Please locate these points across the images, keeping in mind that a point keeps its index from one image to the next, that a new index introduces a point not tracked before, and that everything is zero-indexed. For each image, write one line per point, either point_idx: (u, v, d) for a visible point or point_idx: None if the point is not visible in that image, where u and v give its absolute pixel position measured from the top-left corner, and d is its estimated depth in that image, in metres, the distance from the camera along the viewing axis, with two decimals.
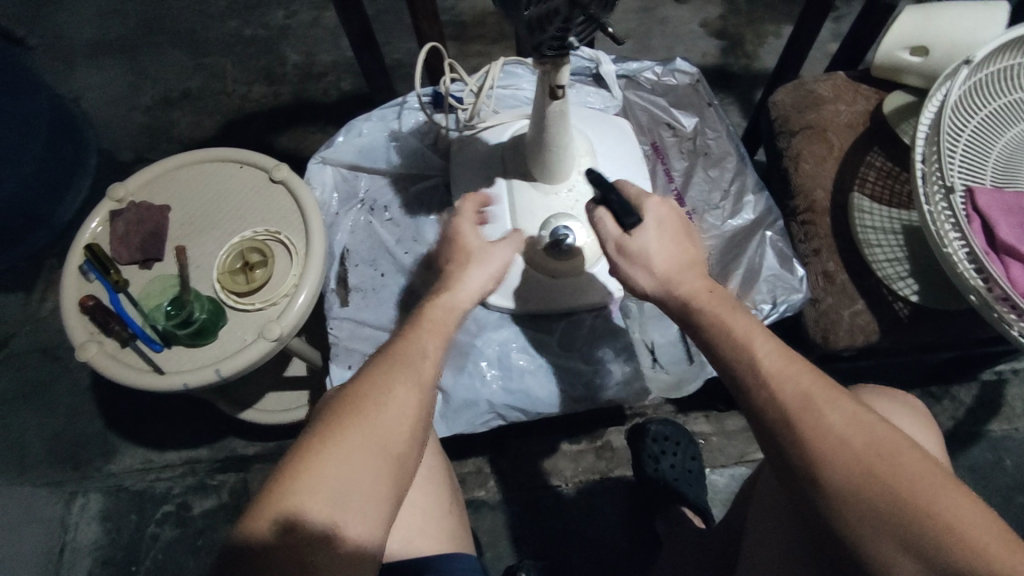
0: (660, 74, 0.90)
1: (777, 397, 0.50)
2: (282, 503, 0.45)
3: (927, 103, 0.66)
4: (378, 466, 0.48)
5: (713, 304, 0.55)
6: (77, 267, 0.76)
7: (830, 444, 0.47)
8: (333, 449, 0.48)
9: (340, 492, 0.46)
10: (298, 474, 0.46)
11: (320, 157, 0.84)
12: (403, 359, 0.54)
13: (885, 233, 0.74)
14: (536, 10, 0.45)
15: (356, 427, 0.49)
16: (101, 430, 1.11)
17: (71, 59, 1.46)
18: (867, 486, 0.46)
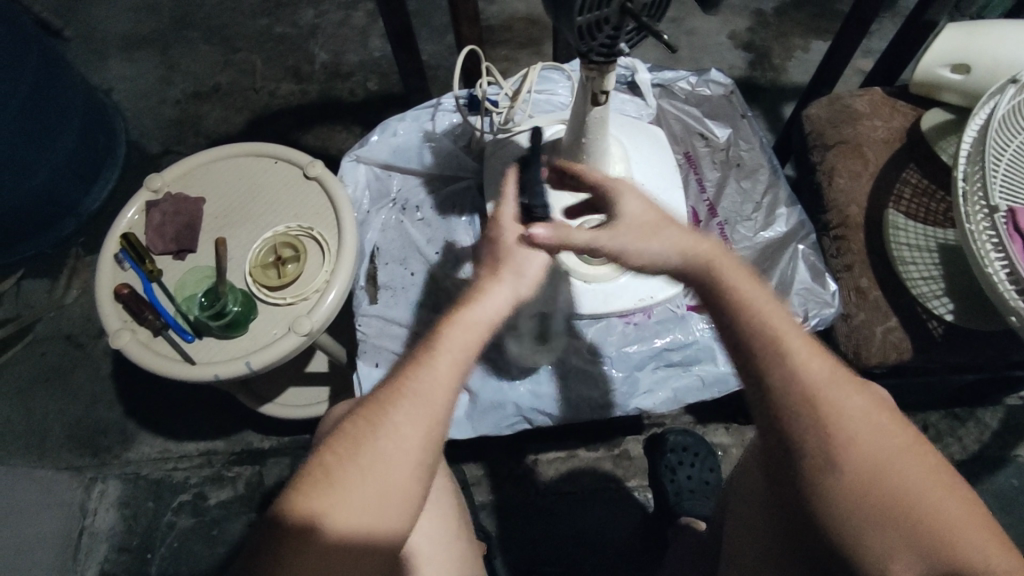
0: (694, 85, 0.90)
1: (799, 379, 0.49)
2: (297, 503, 0.46)
3: (971, 118, 0.67)
4: (394, 492, 0.48)
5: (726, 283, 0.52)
6: (113, 255, 0.77)
7: (839, 441, 0.48)
8: (353, 473, 0.47)
9: (359, 513, 0.47)
10: (320, 495, 0.46)
11: (354, 155, 0.85)
12: (420, 370, 0.51)
13: (921, 251, 0.74)
14: (591, 17, 0.46)
15: (373, 449, 0.48)
16: (121, 418, 1.11)
17: (104, 51, 1.48)
18: (875, 485, 0.47)
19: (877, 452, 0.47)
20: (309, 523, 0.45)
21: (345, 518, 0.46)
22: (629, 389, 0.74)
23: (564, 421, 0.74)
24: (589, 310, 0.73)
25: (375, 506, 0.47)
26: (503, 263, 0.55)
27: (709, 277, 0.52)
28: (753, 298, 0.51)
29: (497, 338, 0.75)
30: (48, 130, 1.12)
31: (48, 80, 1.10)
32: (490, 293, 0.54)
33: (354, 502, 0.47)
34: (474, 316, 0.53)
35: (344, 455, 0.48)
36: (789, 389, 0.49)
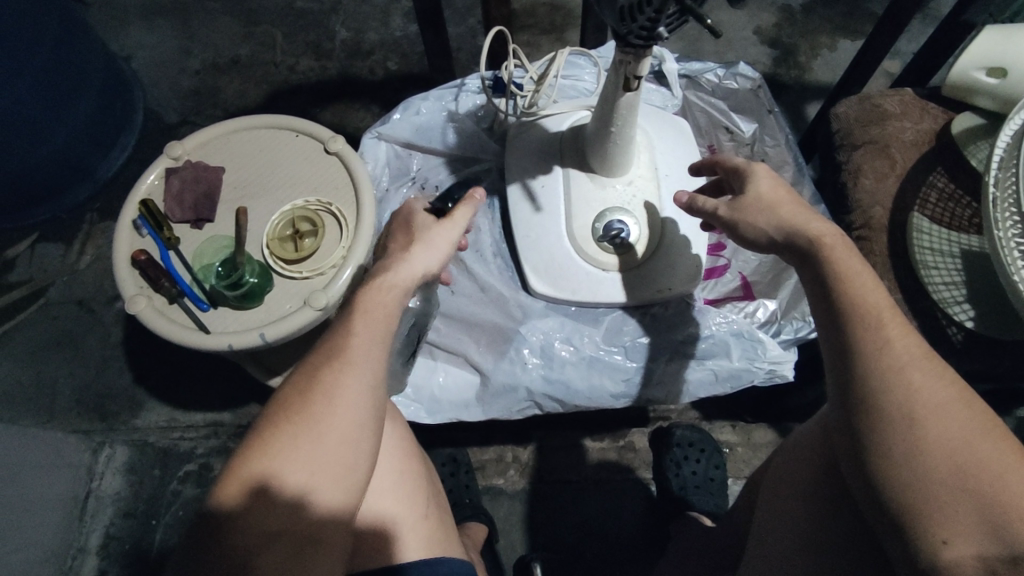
0: (722, 77, 0.87)
1: (881, 351, 0.50)
2: (250, 471, 0.48)
3: (1005, 123, 0.66)
4: (330, 462, 0.50)
5: (828, 243, 0.55)
6: (131, 221, 0.77)
7: (922, 408, 0.47)
8: (283, 446, 0.49)
9: (292, 485, 0.49)
10: (248, 469, 0.48)
11: (376, 132, 0.83)
12: (356, 338, 0.54)
13: (944, 256, 0.73)
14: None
15: (298, 421, 0.50)
16: (130, 384, 1.12)
17: (126, 18, 1.48)
18: (946, 462, 0.46)
19: (950, 431, 0.47)
20: (238, 497, 0.48)
21: (274, 490, 0.48)
22: (643, 380, 0.73)
23: (574, 407, 0.73)
24: (606, 299, 0.72)
25: (307, 478, 0.49)
26: (417, 238, 0.62)
27: (814, 250, 0.55)
28: (852, 272, 0.53)
29: (513, 324, 0.75)
30: (67, 96, 1.11)
31: (70, 47, 1.09)
32: (404, 262, 0.60)
33: (285, 475, 0.49)
34: (390, 281, 0.58)
35: (270, 428, 0.50)
36: (872, 355, 0.50)
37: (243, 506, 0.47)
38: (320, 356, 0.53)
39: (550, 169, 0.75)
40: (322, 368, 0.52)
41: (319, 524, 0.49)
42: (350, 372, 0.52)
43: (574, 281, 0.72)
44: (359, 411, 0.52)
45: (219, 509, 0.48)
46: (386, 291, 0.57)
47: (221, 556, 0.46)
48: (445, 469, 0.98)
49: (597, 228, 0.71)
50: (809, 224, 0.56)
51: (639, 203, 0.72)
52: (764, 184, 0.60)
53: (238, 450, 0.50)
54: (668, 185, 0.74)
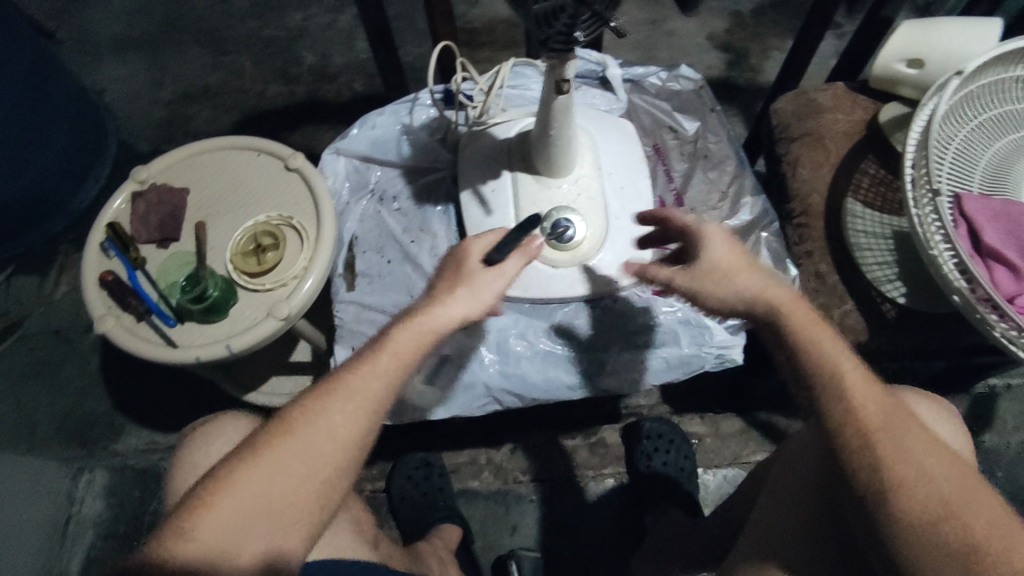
0: (665, 80, 0.92)
1: (859, 413, 0.53)
2: (223, 480, 0.53)
3: (918, 113, 0.68)
4: (292, 497, 0.53)
5: (804, 319, 0.57)
6: (98, 243, 0.79)
7: (896, 466, 0.51)
8: (256, 465, 0.53)
9: (240, 531, 0.51)
10: (220, 492, 0.52)
11: (334, 148, 0.87)
12: (354, 379, 0.56)
13: (876, 238, 0.76)
14: (547, 5, 0.49)
15: (269, 467, 0.53)
16: (109, 410, 1.13)
17: (97, 54, 1.52)
18: (936, 513, 0.49)
19: (934, 484, 0.50)
20: (195, 531, 0.51)
21: (224, 531, 0.51)
22: (597, 370, 0.76)
23: (534, 400, 0.76)
24: (557, 294, 0.75)
25: (260, 527, 0.52)
26: (463, 280, 0.60)
27: (776, 321, 0.57)
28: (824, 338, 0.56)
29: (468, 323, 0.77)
30: (39, 130, 1.14)
31: (39, 84, 1.12)
32: (445, 308, 0.59)
33: (238, 520, 0.52)
34: (422, 327, 0.58)
35: (248, 459, 0.54)
36: (845, 418, 0.53)
37: (193, 542, 0.50)
38: (316, 391, 0.56)
39: (498, 174, 0.78)
40: (308, 420, 0.55)
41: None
42: (329, 430, 0.54)
43: (525, 279, 0.75)
44: (325, 470, 0.54)
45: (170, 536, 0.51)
46: (402, 339, 0.57)
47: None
48: (419, 474, 1.01)
49: (544, 226, 0.74)
50: (765, 295, 0.58)
51: (584, 201, 0.75)
52: (716, 251, 0.59)
53: (208, 482, 0.53)
54: (612, 183, 0.78)
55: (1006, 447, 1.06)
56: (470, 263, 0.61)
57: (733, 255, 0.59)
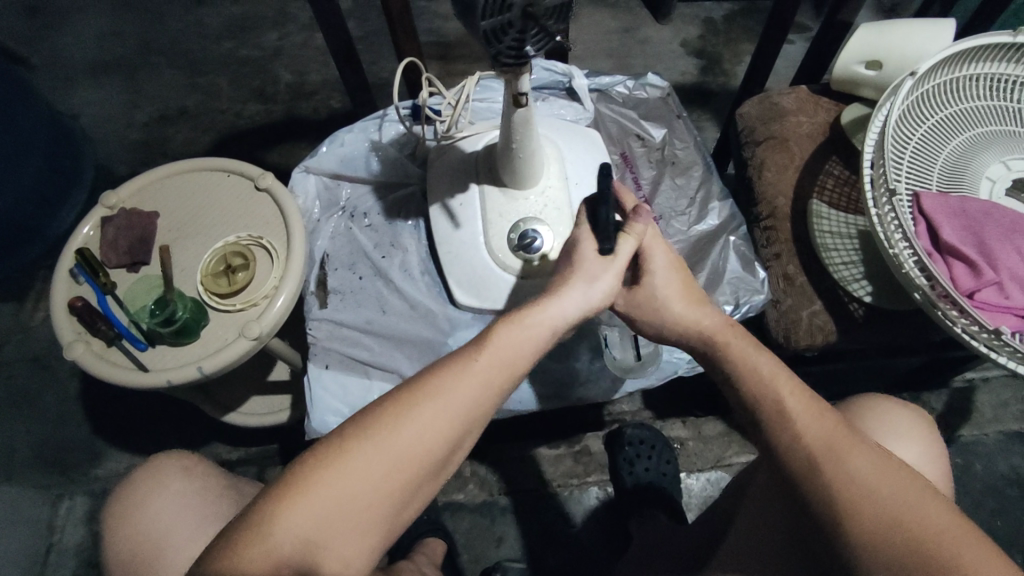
0: (632, 88, 0.93)
1: (800, 438, 0.54)
2: (306, 470, 0.51)
3: (871, 121, 0.68)
4: (372, 499, 0.51)
5: (737, 344, 0.59)
6: (67, 269, 0.79)
7: (856, 491, 0.51)
8: (343, 458, 0.51)
9: (325, 526, 0.50)
10: (304, 483, 0.50)
11: (303, 166, 0.86)
12: (450, 380, 0.54)
13: (841, 238, 0.77)
14: (495, 21, 0.49)
15: (363, 461, 0.51)
16: (89, 435, 1.12)
17: (73, 79, 1.52)
18: (891, 532, 0.49)
19: (887, 505, 0.50)
20: (278, 524, 0.49)
21: (310, 525, 0.49)
22: (569, 379, 0.78)
23: (507, 411, 0.77)
24: None
25: (347, 523, 0.50)
26: (576, 269, 0.60)
27: (710, 348, 0.60)
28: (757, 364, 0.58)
29: (440, 336, 0.79)
30: (13, 157, 1.14)
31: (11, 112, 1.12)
32: (562, 297, 0.59)
33: (325, 515, 0.50)
34: (534, 319, 0.58)
35: (334, 450, 0.51)
36: (788, 444, 0.54)
37: (275, 535, 0.48)
38: (407, 389, 0.54)
39: (465, 187, 0.79)
40: (408, 413, 0.53)
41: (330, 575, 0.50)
42: (428, 428, 0.53)
43: (493, 291, 0.76)
44: (417, 469, 0.52)
45: (250, 528, 0.48)
46: (513, 334, 0.56)
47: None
48: None
49: (512, 238, 0.75)
50: (696, 323, 0.61)
51: (551, 212, 0.76)
52: (659, 281, 0.62)
53: (292, 473, 0.51)
54: (578, 193, 0.78)
55: (985, 439, 1.06)
56: (584, 252, 0.61)
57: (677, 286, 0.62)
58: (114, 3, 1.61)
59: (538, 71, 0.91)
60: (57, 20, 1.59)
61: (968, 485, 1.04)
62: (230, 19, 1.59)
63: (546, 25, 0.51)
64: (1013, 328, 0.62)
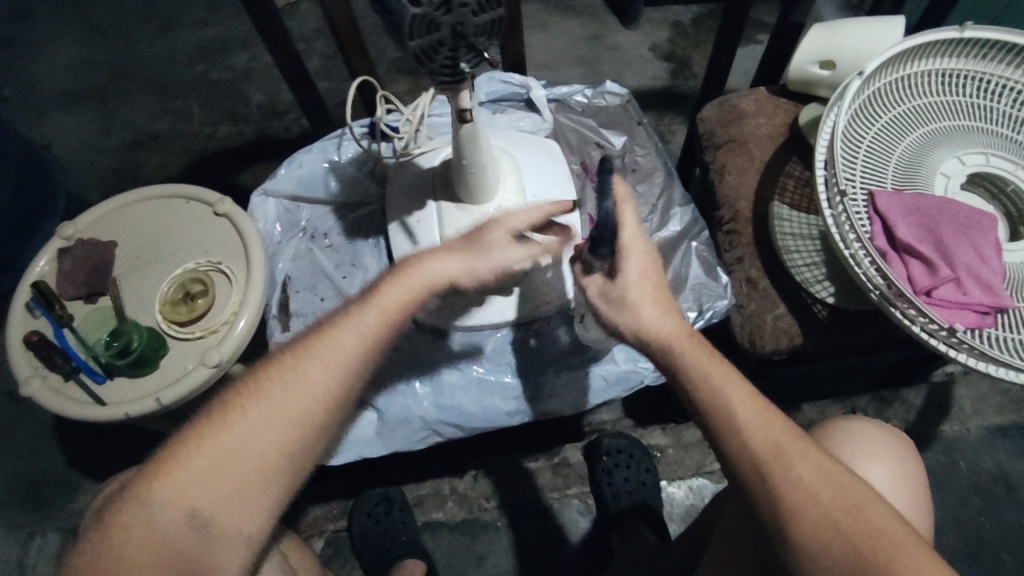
0: (591, 97, 0.93)
1: (749, 447, 0.53)
2: (190, 440, 0.52)
3: (823, 122, 0.67)
4: (255, 465, 0.52)
5: (692, 354, 0.56)
6: (24, 303, 0.78)
7: (802, 498, 0.51)
8: (223, 425, 0.52)
9: (208, 497, 0.51)
10: (188, 453, 0.52)
11: (263, 189, 0.86)
12: (327, 342, 0.55)
13: (804, 239, 0.77)
14: (423, 41, 0.49)
15: (241, 428, 0.52)
16: (64, 468, 1.11)
17: (43, 108, 1.52)
18: (837, 541, 0.49)
19: (832, 513, 0.50)
20: (156, 497, 0.50)
21: (192, 495, 0.51)
22: (533, 395, 0.78)
23: (474, 430, 0.78)
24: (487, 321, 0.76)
25: (230, 491, 0.51)
26: (471, 246, 0.61)
27: (665, 354, 0.57)
28: (706, 368, 0.55)
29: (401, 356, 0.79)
30: None
31: None
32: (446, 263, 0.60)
33: (208, 484, 0.51)
34: (420, 287, 0.58)
35: (216, 419, 0.53)
36: (737, 452, 0.53)
37: (161, 503, 0.50)
38: (287, 355, 0.56)
39: (424, 204, 0.78)
40: (280, 382, 0.54)
41: (218, 546, 0.51)
42: (302, 390, 0.54)
43: (453, 306, 0.77)
44: (297, 434, 0.53)
45: (132, 502, 0.50)
46: (389, 300, 0.57)
47: (118, 552, 0.48)
48: (379, 509, 0.99)
49: None
50: (656, 329, 0.57)
51: None
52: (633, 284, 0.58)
53: (176, 444, 0.52)
54: (536, 205, 0.78)
55: (967, 434, 1.06)
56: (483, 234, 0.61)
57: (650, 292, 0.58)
58: (84, 31, 1.60)
59: (496, 84, 0.91)
60: (26, 49, 1.58)
61: (950, 482, 1.03)
62: (199, 42, 1.58)
63: (478, 42, 0.50)
64: (971, 325, 0.62)
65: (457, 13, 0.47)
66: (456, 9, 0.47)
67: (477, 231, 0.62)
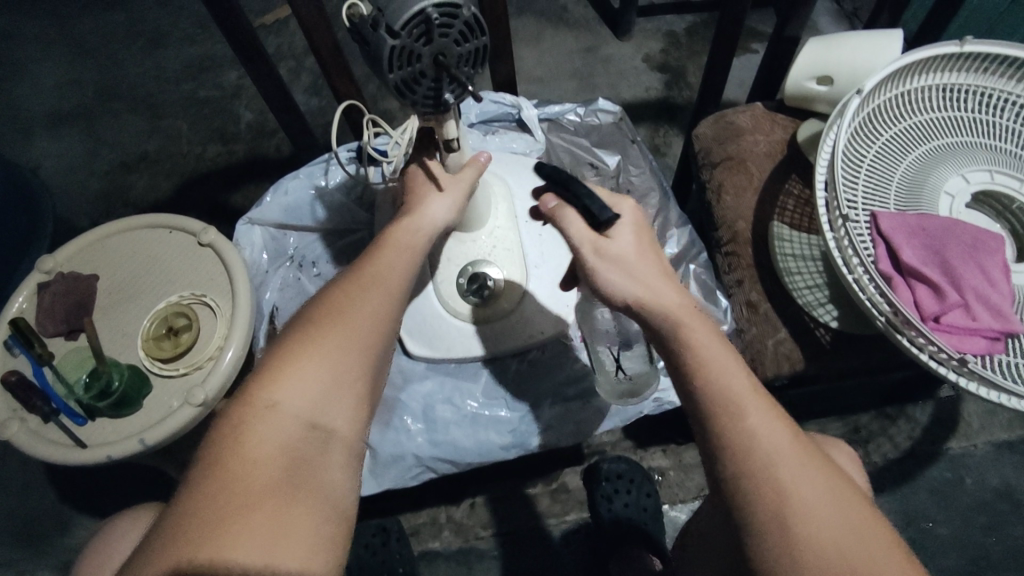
0: (583, 115, 0.91)
1: (751, 443, 0.48)
2: (280, 360, 0.49)
3: (819, 146, 0.65)
4: (349, 374, 0.50)
5: (686, 318, 0.51)
6: (2, 341, 0.75)
7: (793, 508, 0.46)
8: (304, 345, 0.50)
9: (319, 409, 0.48)
10: (281, 370, 0.49)
11: (247, 218, 0.84)
12: (388, 260, 0.55)
13: (804, 260, 0.74)
14: (404, 73, 0.47)
15: (340, 333, 0.50)
16: (52, 502, 1.08)
17: (31, 131, 1.49)
18: (825, 559, 0.45)
19: (825, 528, 0.46)
20: (264, 413, 0.47)
21: (307, 402, 0.48)
22: (529, 428, 0.77)
23: (469, 465, 0.77)
24: (482, 351, 0.76)
25: (342, 395, 0.49)
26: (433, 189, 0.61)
27: (668, 327, 0.51)
28: (714, 353, 0.50)
29: (393, 391, 0.78)
30: None
31: None
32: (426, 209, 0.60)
33: (319, 392, 0.49)
34: (421, 222, 0.59)
35: (299, 339, 0.50)
36: (736, 447, 0.48)
37: (268, 417, 0.47)
38: (344, 281, 0.54)
39: None
40: (348, 299, 0.52)
41: (332, 457, 0.48)
42: (375, 298, 0.53)
43: (442, 335, 0.76)
44: (390, 334, 0.53)
45: (245, 418, 0.47)
46: (412, 230, 0.58)
47: (241, 468, 0.45)
48: (374, 541, 0.96)
49: (462, 282, 0.74)
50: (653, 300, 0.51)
51: (500, 252, 0.74)
52: (630, 246, 0.54)
53: (264, 364, 0.50)
54: (531, 230, 0.77)
55: (974, 451, 1.03)
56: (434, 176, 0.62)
57: (647, 262, 0.54)
58: (71, 51, 1.59)
59: (487, 104, 0.89)
60: (13, 71, 1.56)
61: (959, 500, 1.01)
62: (188, 60, 1.57)
63: (461, 71, 0.49)
64: (982, 351, 0.59)
65: (438, 43, 0.46)
66: (438, 38, 0.46)
67: (419, 184, 0.63)
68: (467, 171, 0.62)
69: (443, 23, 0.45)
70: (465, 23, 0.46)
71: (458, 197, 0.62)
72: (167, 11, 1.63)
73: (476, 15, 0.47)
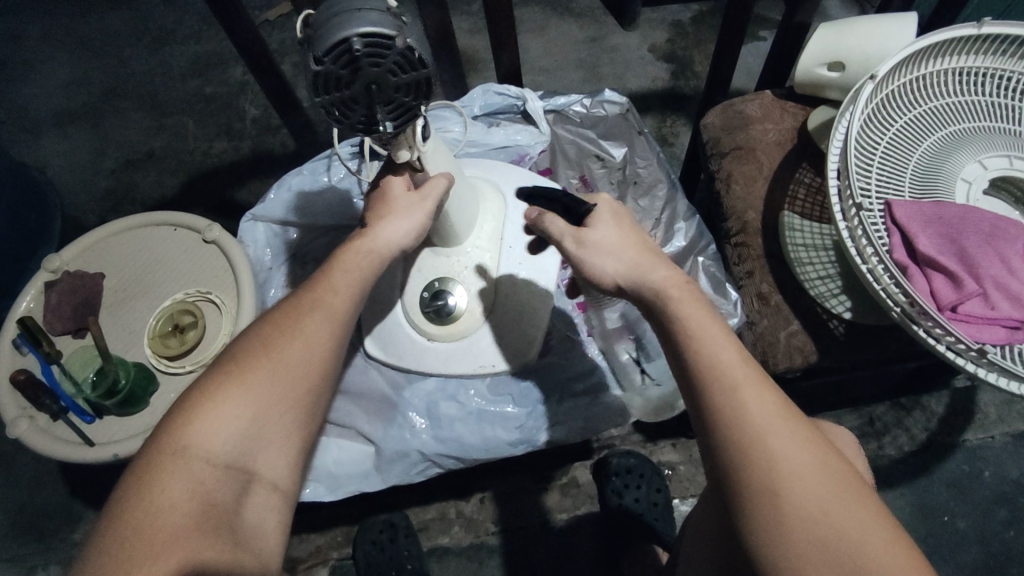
0: (589, 106, 0.90)
1: (743, 414, 0.45)
2: (203, 396, 0.49)
3: (832, 135, 0.63)
4: (274, 412, 0.50)
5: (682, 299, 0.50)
6: (11, 340, 0.75)
7: (787, 477, 0.44)
8: (230, 383, 0.50)
9: (239, 447, 0.48)
10: (204, 406, 0.48)
11: (251, 214, 0.84)
12: (329, 291, 0.55)
13: (817, 250, 0.73)
14: (334, 98, 0.46)
15: (259, 375, 0.50)
16: (65, 497, 1.08)
17: (38, 130, 1.50)
18: (818, 531, 0.43)
19: (817, 498, 0.44)
20: (181, 449, 0.47)
21: (222, 447, 0.48)
22: (535, 424, 0.77)
23: (474, 461, 0.77)
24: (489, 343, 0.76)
25: (263, 440, 0.49)
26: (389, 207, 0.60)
27: (658, 305, 0.51)
28: (700, 329, 0.48)
29: (396, 389, 0.79)
30: None
31: None
32: (381, 229, 0.59)
33: (241, 431, 0.49)
34: (370, 246, 0.58)
35: (229, 374, 0.50)
36: (729, 412, 0.46)
37: (186, 454, 0.46)
38: (279, 314, 0.54)
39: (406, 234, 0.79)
40: (284, 333, 0.52)
41: (252, 495, 0.48)
42: (308, 334, 0.53)
43: (403, 347, 0.77)
44: (325, 370, 0.53)
45: (159, 464, 0.46)
46: (356, 258, 0.57)
47: (150, 512, 0.44)
48: (383, 537, 0.96)
49: (424, 296, 0.75)
50: (648, 274, 0.52)
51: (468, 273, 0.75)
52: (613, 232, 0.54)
53: (187, 397, 0.49)
54: (512, 256, 0.76)
55: (992, 443, 1.01)
56: (395, 191, 0.61)
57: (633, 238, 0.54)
58: (76, 49, 1.59)
59: (491, 96, 0.88)
60: (20, 70, 1.57)
61: (976, 493, 0.99)
62: (193, 56, 1.56)
63: (400, 100, 0.48)
64: (1000, 340, 0.58)
65: (368, 72, 0.45)
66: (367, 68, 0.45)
67: (382, 194, 0.61)
68: (440, 180, 0.61)
69: (371, 54, 0.44)
70: (398, 55, 0.45)
71: (415, 218, 0.60)
72: (170, 7, 1.63)
73: (411, 48, 0.46)
